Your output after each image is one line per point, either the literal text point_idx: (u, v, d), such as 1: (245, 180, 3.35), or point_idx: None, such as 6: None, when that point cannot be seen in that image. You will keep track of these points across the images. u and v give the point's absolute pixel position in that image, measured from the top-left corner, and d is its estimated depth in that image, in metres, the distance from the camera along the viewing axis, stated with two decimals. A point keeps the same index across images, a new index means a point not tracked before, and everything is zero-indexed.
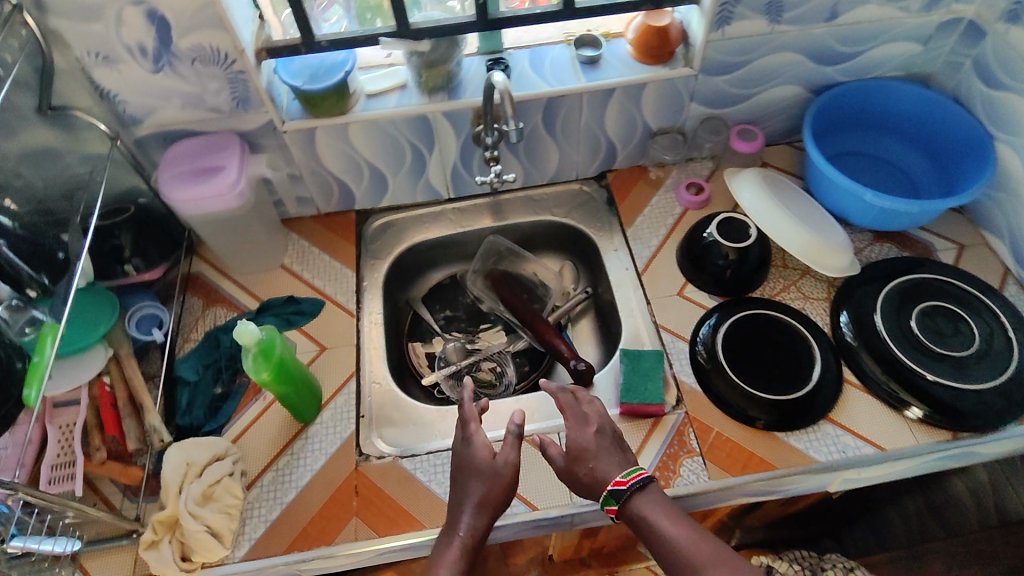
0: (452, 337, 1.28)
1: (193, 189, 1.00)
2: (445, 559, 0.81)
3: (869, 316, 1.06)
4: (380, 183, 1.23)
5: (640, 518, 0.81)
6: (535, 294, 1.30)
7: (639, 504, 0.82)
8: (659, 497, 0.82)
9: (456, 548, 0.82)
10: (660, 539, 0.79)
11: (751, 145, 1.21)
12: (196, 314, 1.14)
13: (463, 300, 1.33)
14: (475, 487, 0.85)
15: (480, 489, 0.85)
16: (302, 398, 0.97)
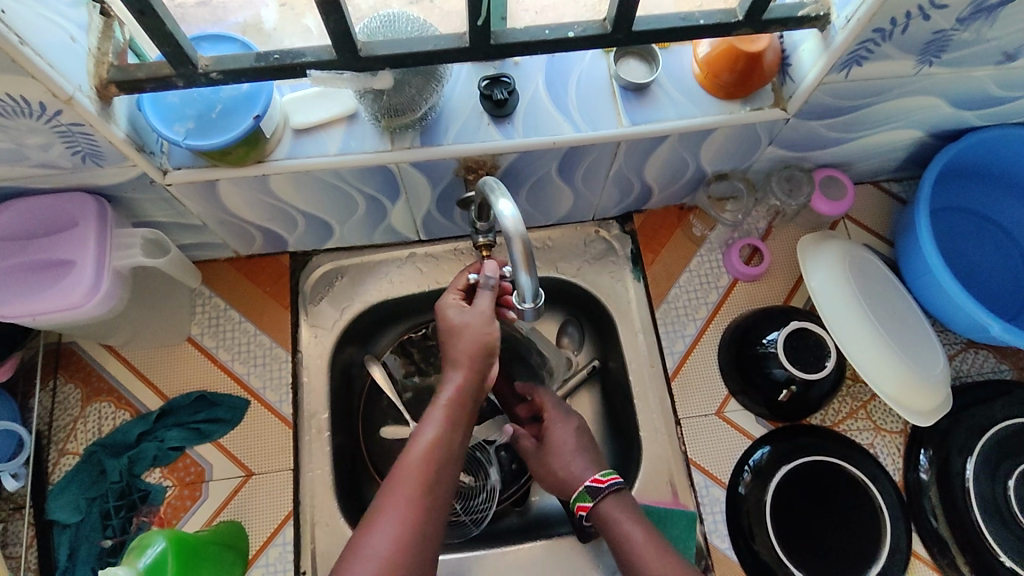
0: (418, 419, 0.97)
1: (37, 300, 0.66)
2: (432, 421, 0.66)
3: (959, 470, 0.83)
4: (323, 228, 0.89)
5: (611, 525, 0.76)
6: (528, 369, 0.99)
7: (608, 509, 0.76)
8: (630, 508, 0.77)
9: (444, 407, 0.67)
10: (625, 540, 0.74)
11: (835, 208, 0.89)
12: (73, 415, 0.86)
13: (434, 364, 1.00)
14: (466, 344, 0.68)
15: (469, 355, 0.68)
16: (222, 561, 0.76)
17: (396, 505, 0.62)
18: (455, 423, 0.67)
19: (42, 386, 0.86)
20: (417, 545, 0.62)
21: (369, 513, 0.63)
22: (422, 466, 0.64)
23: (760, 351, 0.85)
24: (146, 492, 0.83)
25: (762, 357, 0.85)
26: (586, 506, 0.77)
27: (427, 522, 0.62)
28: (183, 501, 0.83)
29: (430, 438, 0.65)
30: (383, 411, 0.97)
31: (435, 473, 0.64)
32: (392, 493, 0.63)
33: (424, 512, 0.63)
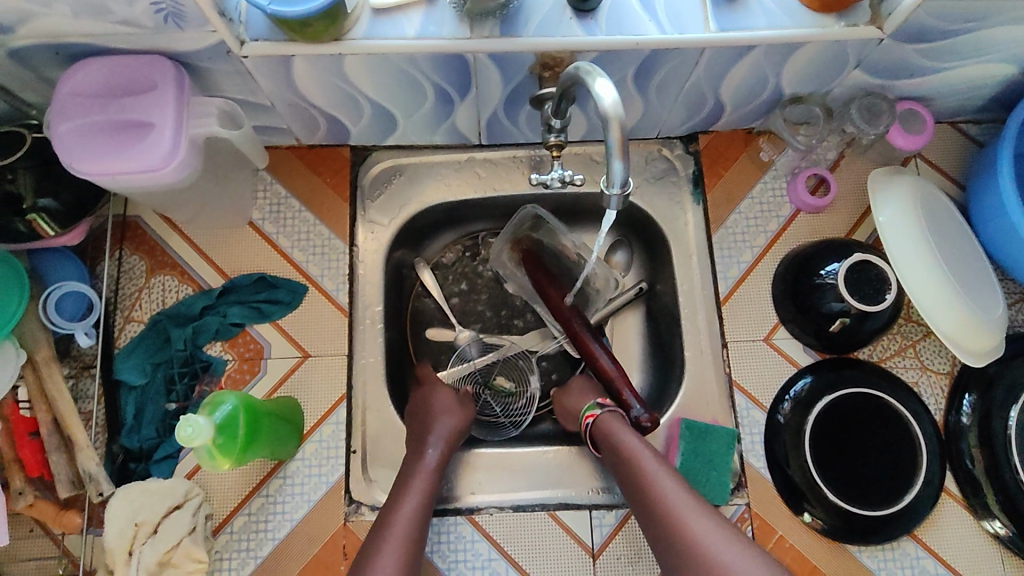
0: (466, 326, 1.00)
1: (118, 160, 0.68)
2: (414, 489, 0.77)
3: (1003, 416, 0.84)
4: (386, 121, 0.88)
5: (608, 436, 0.81)
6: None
7: (611, 423, 0.82)
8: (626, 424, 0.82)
9: (422, 479, 0.78)
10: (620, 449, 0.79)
11: (913, 143, 0.87)
12: (138, 285, 0.89)
13: (484, 275, 1.01)
14: (442, 426, 0.83)
15: (445, 430, 0.82)
16: (281, 433, 0.80)
17: (388, 560, 0.70)
18: (433, 488, 0.78)
19: (109, 255, 0.89)
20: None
21: (365, 566, 0.70)
22: (407, 529, 0.73)
23: (816, 283, 0.85)
24: (207, 363, 0.86)
25: (818, 288, 0.84)
26: (594, 413, 0.84)
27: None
28: (242, 375, 0.86)
29: (414, 501, 0.76)
30: (431, 311, 1.00)
31: (419, 530, 0.74)
32: (384, 549, 0.71)
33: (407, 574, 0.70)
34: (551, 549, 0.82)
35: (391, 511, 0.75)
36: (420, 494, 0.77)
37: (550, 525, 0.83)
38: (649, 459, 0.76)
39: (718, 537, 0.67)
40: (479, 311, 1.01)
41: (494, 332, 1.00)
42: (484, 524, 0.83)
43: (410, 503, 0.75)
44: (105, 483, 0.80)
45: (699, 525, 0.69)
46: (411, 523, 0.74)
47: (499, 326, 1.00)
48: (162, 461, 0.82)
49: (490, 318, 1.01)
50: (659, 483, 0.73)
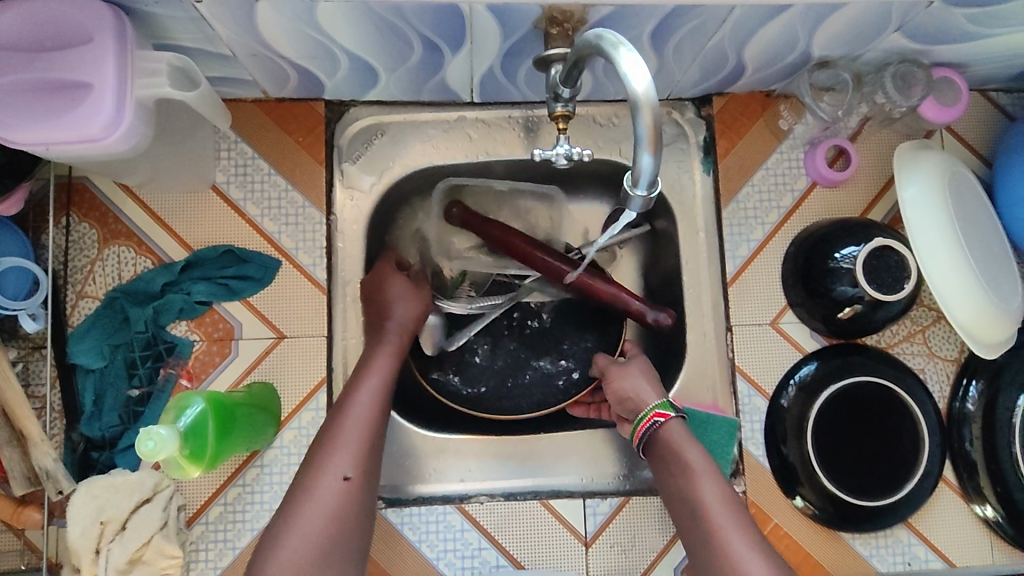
0: (476, 341, 0.93)
1: (50, 129, 0.58)
2: (377, 365, 0.75)
3: (1008, 406, 0.81)
4: (366, 74, 0.78)
5: (670, 449, 0.70)
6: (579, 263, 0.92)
7: (672, 430, 0.71)
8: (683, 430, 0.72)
9: (383, 360, 0.76)
10: (682, 469, 0.69)
11: (943, 115, 0.81)
12: (90, 257, 0.80)
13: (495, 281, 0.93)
14: (400, 313, 0.80)
15: (403, 320, 0.80)
16: (255, 422, 0.74)
17: (348, 439, 0.69)
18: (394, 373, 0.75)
19: (55, 223, 0.80)
20: (369, 475, 0.69)
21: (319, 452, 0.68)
22: (366, 415, 0.71)
23: (830, 267, 0.79)
24: (172, 344, 0.79)
25: (832, 272, 0.79)
26: (666, 414, 0.72)
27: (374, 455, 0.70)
28: (212, 357, 0.80)
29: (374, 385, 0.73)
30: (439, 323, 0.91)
31: (377, 414, 0.72)
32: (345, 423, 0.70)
33: (372, 445, 0.70)
34: (543, 537, 0.79)
35: (351, 392, 0.73)
36: (383, 375, 0.74)
37: (542, 514, 0.80)
38: (705, 478, 0.67)
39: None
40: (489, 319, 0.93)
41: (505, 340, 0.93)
42: (475, 513, 0.79)
43: (370, 381, 0.73)
44: (66, 481, 0.72)
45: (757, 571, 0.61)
46: (371, 401, 0.72)
47: (511, 333, 0.93)
48: (127, 451, 0.76)
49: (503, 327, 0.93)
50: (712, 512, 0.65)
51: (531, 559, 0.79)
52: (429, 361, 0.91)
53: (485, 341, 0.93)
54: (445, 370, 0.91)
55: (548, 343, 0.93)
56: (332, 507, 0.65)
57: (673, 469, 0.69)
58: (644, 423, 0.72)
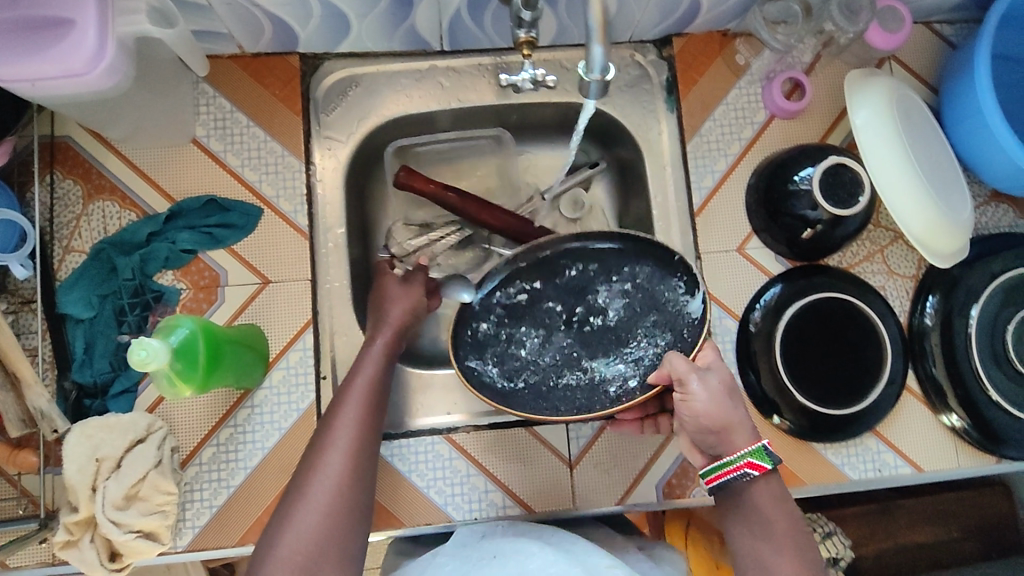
0: (526, 333, 0.83)
1: (22, 66, 0.60)
2: (369, 361, 0.73)
3: (963, 315, 0.86)
4: (338, 22, 0.80)
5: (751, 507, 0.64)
6: (661, 251, 0.80)
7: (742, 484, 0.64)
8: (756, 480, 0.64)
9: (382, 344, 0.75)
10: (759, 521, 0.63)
11: (889, 41, 0.85)
12: (75, 212, 0.82)
13: (561, 270, 0.83)
14: (397, 311, 0.77)
15: (399, 314, 0.77)
16: (243, 360, 0.76)
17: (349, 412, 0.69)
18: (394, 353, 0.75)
19: (40, 180, 0.82)
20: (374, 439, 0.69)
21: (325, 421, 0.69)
22: (368, 389, 0.71)
23: (790, 189, 0.83)
24: (159, 293, 0.81)
25: (793, 194, 0.83)
26: (762, 467, 0.63)
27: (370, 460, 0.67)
28: (199, 303, 0.82)
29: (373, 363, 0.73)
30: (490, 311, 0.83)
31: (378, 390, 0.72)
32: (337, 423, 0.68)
33: (376, 412, 0.71)
34: (529, 462, 0.82)
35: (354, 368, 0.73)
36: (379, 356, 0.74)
37: (526, 439, 0.83)
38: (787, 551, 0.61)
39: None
40: (546, 312, 0.83)
41: (559, 334, 0.83)
42: (461, 442, 0.82)
43: (361, 378, 0.72)
44: (61, 420, 0.73)
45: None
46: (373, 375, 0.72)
47: (568, 329, 0.83)
48: (119, 396, 0.79)
49: (559, 322, 0.83)
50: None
51: (518, 483, 0.82)
52: (468, 346, 0.82)
53: (536, 335, 0.83)
54: (483, 361, 0.82)
55: (607, 341, 0.82)
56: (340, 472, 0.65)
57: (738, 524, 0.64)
58: (727, 469, 0.64)
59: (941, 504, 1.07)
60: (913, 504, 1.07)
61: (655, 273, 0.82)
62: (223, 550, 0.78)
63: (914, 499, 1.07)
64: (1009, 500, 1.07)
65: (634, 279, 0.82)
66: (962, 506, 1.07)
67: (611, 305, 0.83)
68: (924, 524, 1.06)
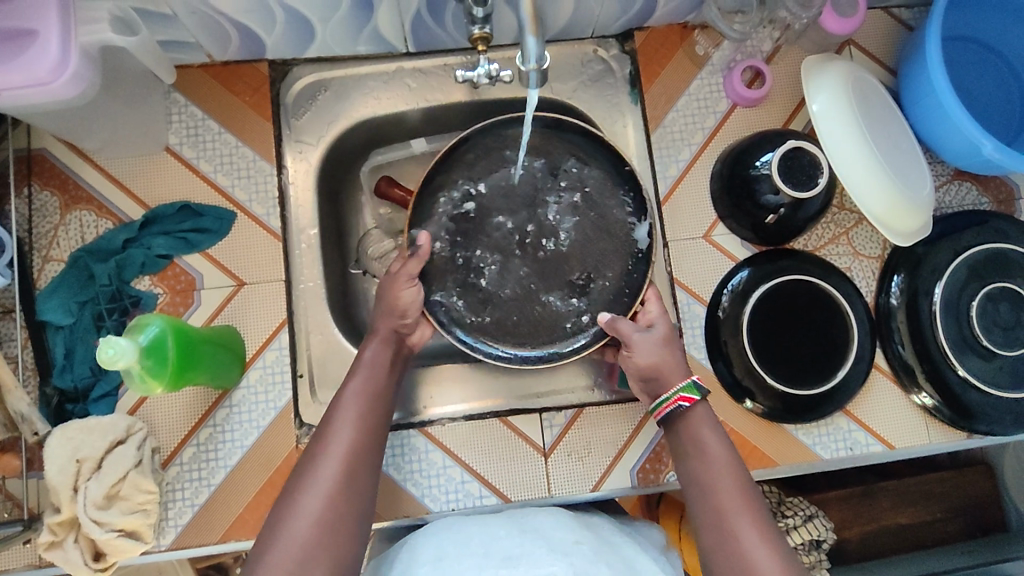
0: (482, 258, 0.86)
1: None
2: (362, 368, 0.74)
3: (928, 295, 0.86)
4: (303, 28, 0.83)
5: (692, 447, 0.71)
6: (613, 157, 0.85)
7: (703, 442, 0.71)
8: (707, 426, 0.72)
9: (371, 360, 0.75)
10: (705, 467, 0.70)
11: (844, 26, 0.86)
12: (53, 222, 0.84)
13: (510, 184, 0.87)
14: (385, 325, 0.78)
15: (387, 326, 0.79)
16: (218, 360, 0.78)
17: (339, 432, 0.69)
18: (385, 365, 0.76)
19: (19, 192, 0.84)
20: (371, 452, 0.70)
21: (318, 439, 0.69)
22: (358, 401, 0.72)
23: (751, 175, 0.84)
24: (137, 298, 0.83)
25: (754, 180, 0.84)
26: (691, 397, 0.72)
27: (362, 477, 0.68)
28: (176, 307, 0.83)
29: (364, 377, 0.74)
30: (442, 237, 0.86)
31: (373, 402, 0.73)
32: (330, 436, 0.69)
33: (369, 425, 0.71)
34: (505, 452, 0.84)
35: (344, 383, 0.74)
36: (366, 371, 0.74)
37: (501, 430, 0.84)
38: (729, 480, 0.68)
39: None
40: (498, 230, 0.87)
41: (516, 250, 0.86)
42: (437, 434, 0.83)
43: (354, 385, 0.73)
44: (40, 422, 0.75)
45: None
46: (362, 389, 0.73)
47: (523, 254, 0.86)
48: (100, 400, 0.80)
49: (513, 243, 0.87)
50: (741, 542, 0.64)
51: (493, 474, 0.83)
52: (428, 278, 0.85)
53: (492, 256, 0.86)
54: (447, 295, 0.85)
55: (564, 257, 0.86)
56: (330, 486, 0.65)
57: (702, 491, 0.69)
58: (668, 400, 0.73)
59: (924, 485, 1.07)
60: (895, 486, 1.07)
61: (604, 184, 0.86)
62: (205, 547, 0.79)
63: (897, 481, 1.07)
64: (991, 479, 1.08)
65: (580, 188, 0.87)
66: (945, 486, 1.07)
67: (563, 223, 0.87)
68: (907, 506, 1.07)
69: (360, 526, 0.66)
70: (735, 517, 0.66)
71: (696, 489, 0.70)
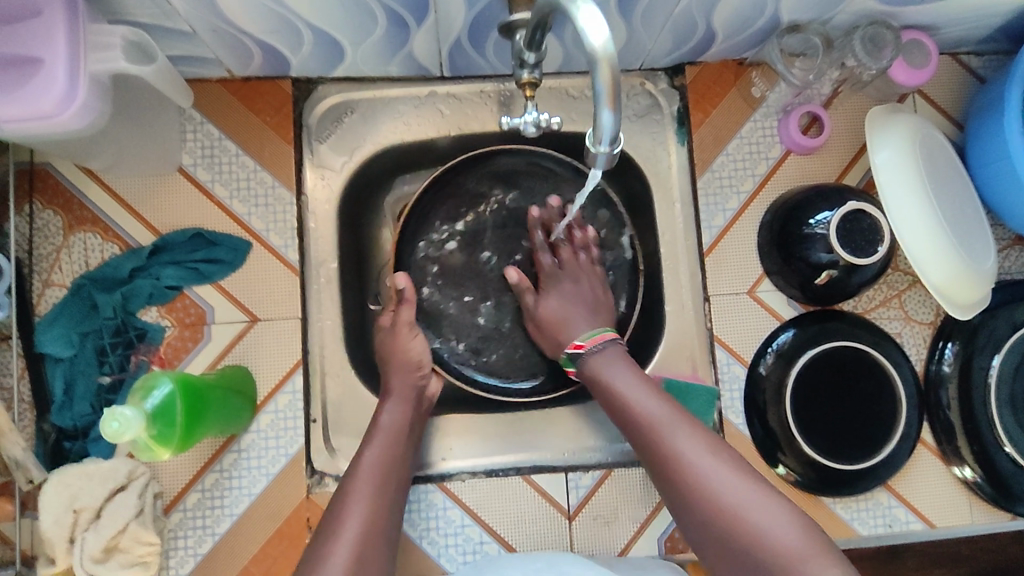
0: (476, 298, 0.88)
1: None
2: (378, 434, 0.72)
3: (983, 366, 0.82)
4: (332, 49, 0.76)
5: (602, 382, 0.73)
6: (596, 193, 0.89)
7: (617, 387, 0.72)
8: (619, 359, 0.75)
9: (386, 430, 0.73)
10: (625, 402, 0.70)
11: (913, 78, 0.81)
12: (55, 244, 0.78)
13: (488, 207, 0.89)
14: (400, 382, 0.77)
15: (403, 384, 0.77)
16: (230, 406, 0.73)
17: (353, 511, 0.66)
18: (402, 437, 0.73)
19: (18, 210, 0.78)
20: (379, 533, 0.66)
21: (332, 516, 0.66)
22: (374, 474, 0.69)
23: (805, 233, 0.78)
24: (143, 331, 0.78)
25: (807, 239, 0.78)
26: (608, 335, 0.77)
27: (377, 552, 0.65)
28: (184, 342, 0.78)
29: (379, 448, 0.71)
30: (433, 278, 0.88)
31: (386, 477, 0.69)
32: (347, 505, 0.66)
33: (383, 503, 0.68)
34: (527, 512, 0.79)
35: (357, 456, 0.71)
36: (383, 443, 0.72)
37: (525, 488, 0.80)
38: (647, 392, 0.70)
39: (775, 524, 0.60)
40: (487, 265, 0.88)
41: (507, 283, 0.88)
42: (457, 491, 0.79)
43: (371, 455, 0.70)
44: (35, 470, 0.70)
45: (762, 522, 0.60)
46: (377, 464, 0.70)
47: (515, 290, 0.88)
48: (100, 440, 0.75)
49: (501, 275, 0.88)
50: (693, 463, 0.64)
51: (514, 534, 0.79)
52: (430, 326, 0.87)
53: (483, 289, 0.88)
54: (449, 339, 0.88)
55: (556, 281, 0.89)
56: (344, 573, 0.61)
57: (637, 428, 0.69)
58: (592, 339, 0.77)
59: (950, 547, 1.04)
60: (920, 547, 1.04)
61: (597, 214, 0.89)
62: None
63: (921, 542, 1.04)
64: (1019, 545, 1.05)
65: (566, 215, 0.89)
66: (972, 550, 1.04)
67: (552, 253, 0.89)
68: (931, 568, 1.04)
69: None
70: (676, 438, 0.66)
71: (631, 428, 0.70)
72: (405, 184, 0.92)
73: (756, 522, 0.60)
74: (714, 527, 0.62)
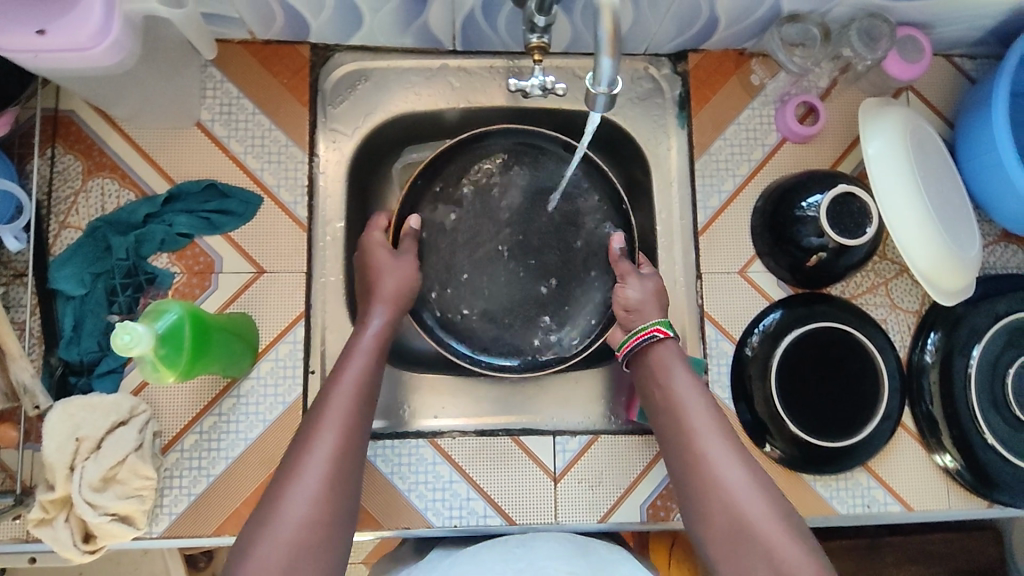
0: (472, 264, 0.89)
1: (14, 34, 0.59)
2: (357, 355, 0.74)
3: (965, 354, 0.84)
4: (351, 15, 0.80)
5: (655, 387, 0.76)
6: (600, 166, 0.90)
7: (675, 396, 0.74)
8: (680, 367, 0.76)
9: (363, 348, 0.75)
10: (676, 410, 0.74)
11: (906, 71, 0.84)
12: (74, 187, 0.81)
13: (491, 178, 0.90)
14: (382, 307, 0.79)
15: (386, 309, 0.79)
16: (233, 349, 0.74)
17: (329, 429, 0.68)
18: (377, 358, 0.75)
19: (41, 152, 0.81)
20: (354, 444, 0.69)
21: (307, 429, 0.69)
22: (352, 395, 0.71)
23: (796, 215, 0.81)
24: (153, 275, 0.80)
25: (798, 220, 0.81)
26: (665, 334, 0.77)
27: (351, 468, 0.68)
28: (192, 288, 0.81)
29: (358, 368, 0.73)
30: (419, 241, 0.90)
31: (362, 395, 0.72)
32: (323, 422, 0.69)
33: (357, 423, 0.70)
34: (513, 471, 0.81)
35: (335, 372, 0.73)
36: (362, 362, 0.74)
37: (513, 449, 0.82)
38: (696, 408, 0.73)
39: (797, 557, 0.64)
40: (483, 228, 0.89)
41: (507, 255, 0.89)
42: (447, 448, 0.81)
43: (350, 375, 0.72)
44: (42, 396, 0.73)
45: (790, 555, 0.64)
46: (354, 383, 0.72)
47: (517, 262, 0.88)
48: (105, 376, 0.78)
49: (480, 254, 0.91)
50: (726, 487, 0.68)
51: (501, 495, 0.81)
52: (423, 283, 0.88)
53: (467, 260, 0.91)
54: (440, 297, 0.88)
55: None
56: (316, 488, 0.65)
57: (682, 443, 0.72)
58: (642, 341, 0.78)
59: (929, 544, 1.05)
60: (899, 541, 1.04)
61: None
62: (199, 538, 0.77)
63: (901, 537, 1.05)
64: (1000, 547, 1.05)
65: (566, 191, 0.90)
66: (950, 548, 1.04)
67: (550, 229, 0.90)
68: (909, 563, 1.04)
69: (347, 528, 0.66)
70: (714, 460, 0.70)
71: (677, 440, 0.73)
72: (413, 153, 0.97)
73: (776, 551, 0.64)
74: (737, 547, 0.66)
